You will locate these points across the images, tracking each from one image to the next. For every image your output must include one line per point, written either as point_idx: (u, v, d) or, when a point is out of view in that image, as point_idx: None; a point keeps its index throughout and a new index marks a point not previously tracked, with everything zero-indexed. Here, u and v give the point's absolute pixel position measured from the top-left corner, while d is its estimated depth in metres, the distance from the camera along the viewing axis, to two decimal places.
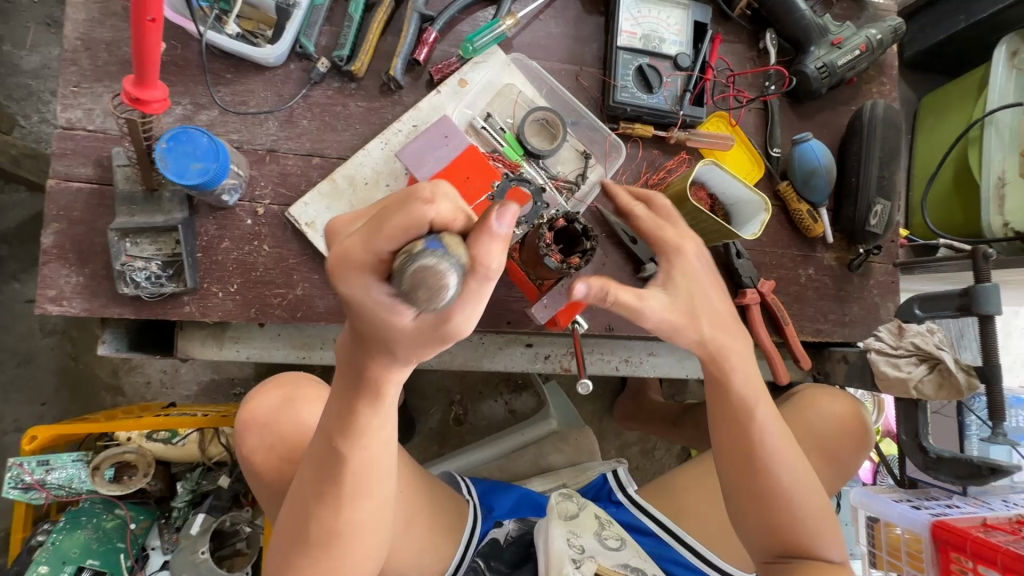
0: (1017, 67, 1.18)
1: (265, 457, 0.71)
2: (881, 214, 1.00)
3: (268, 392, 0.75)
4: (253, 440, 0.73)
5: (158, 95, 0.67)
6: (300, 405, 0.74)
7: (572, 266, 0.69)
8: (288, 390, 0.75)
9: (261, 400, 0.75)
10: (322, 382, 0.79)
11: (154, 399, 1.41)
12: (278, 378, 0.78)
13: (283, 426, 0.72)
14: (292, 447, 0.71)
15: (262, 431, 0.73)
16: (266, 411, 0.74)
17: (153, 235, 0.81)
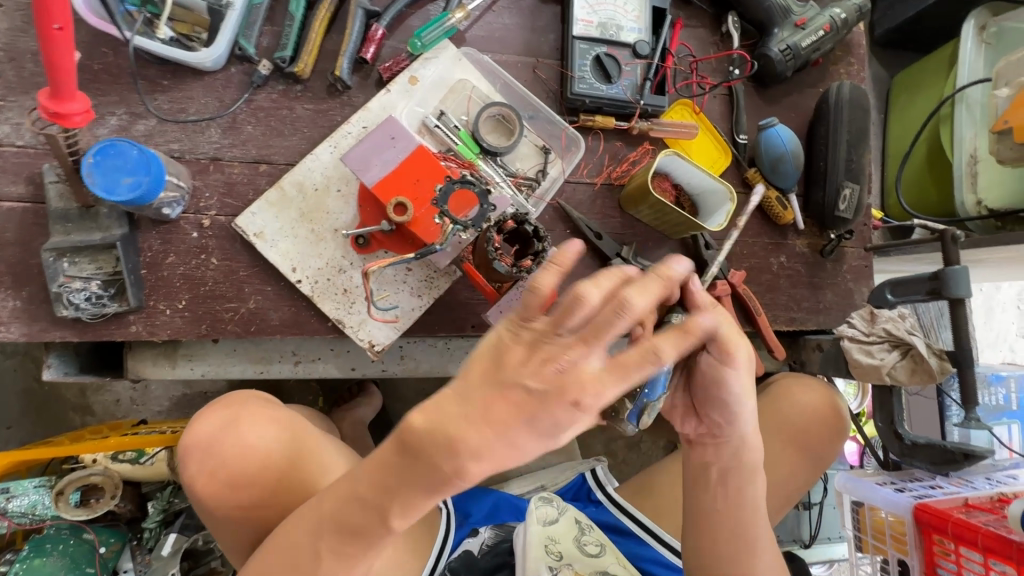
0: (986, 42, 1.16)
1: (207, 483, 0.71)
2: (850, 198, 0.98)
3: (212, 414, 0.74)
4: (193, 466, 0.71)
5: (78, 108, 0.63)
6: (243, 428, 0.73)
7: (522, 270, 0.67)
8: (233, 412, 0.75)
9: (203, 424, 0.73)
10: (268, 403, 0.78)
11: (125, 417, 1.37)
12: (224, 400, 0.77)
13: (224, 450, 0.71)
14: (238, 472, 0.71)
15: (202, 457, 0.71)
16: (207, 435, 0.72)
17: (92, 254, 0.77)
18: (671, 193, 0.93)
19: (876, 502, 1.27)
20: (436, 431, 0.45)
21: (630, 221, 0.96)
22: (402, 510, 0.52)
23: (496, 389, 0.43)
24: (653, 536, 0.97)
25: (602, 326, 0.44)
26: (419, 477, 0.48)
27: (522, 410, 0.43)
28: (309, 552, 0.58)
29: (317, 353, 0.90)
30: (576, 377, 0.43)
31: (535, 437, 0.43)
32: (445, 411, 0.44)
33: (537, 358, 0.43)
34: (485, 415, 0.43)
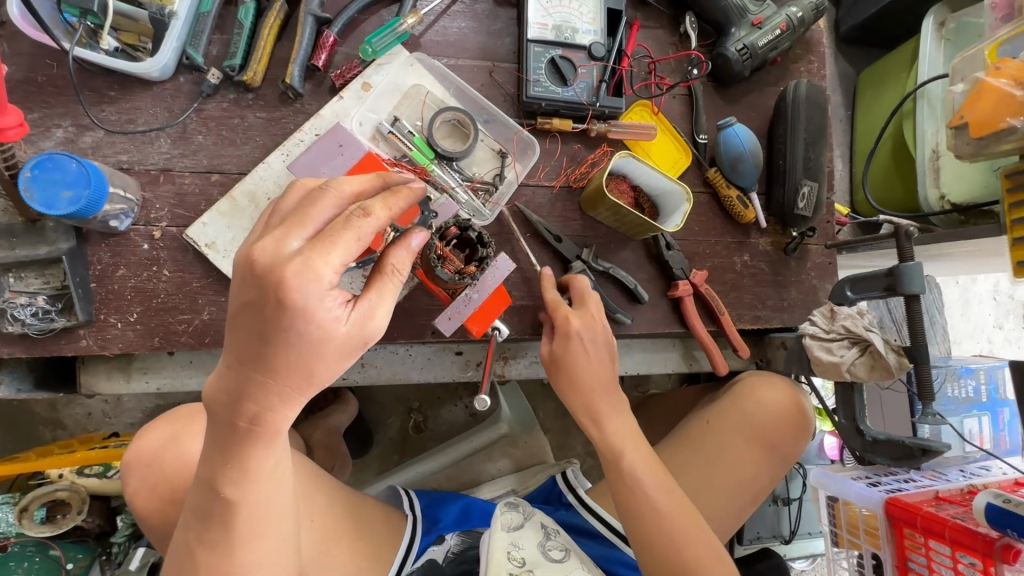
0: (945, 38, 1.17)
1: (148, 498, 0.72)
2: (809, 196, 0.98)
3: (156, 428, 0.75)
4: (135, 481, 0.73)
5: (11, 122, 0.62)
6: (185, 441, 0.73)
7: (468, 275, 0.66)
8: (176, 426, 0.75)
9: (146, 439, 0.74)
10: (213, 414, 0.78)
11: (96, 430, 1.35)
12: (171, 414, 0.78)
13: (167, 465, 0.72)
14: (176, 486, 0.71)
15: (143, 471, 0.73)
16: (150, 449, 0.73)
17: (39, 269, 0.76)
18: (630, 195, 0.93)
19: (849, 496, 1.26)
20: (226, 388, 0.51)
21: (590, 223, 0.96)
22: (235, 477, 0.54)
23: (237, 320, 0.49)
24: (623, 540, 0.97)
25: (300, 214, 0.50)
26: (232, 441, 0.53)
27: (257, 328, 0.48)
28: (185, 548, 0.56)
29: None
30: (273, 264, 0.47)
31: (288, 347, 0.49)
32: (221, 373, 0.51)
33: (241, 272, 0.49)
34: (242, 354, 0.50)
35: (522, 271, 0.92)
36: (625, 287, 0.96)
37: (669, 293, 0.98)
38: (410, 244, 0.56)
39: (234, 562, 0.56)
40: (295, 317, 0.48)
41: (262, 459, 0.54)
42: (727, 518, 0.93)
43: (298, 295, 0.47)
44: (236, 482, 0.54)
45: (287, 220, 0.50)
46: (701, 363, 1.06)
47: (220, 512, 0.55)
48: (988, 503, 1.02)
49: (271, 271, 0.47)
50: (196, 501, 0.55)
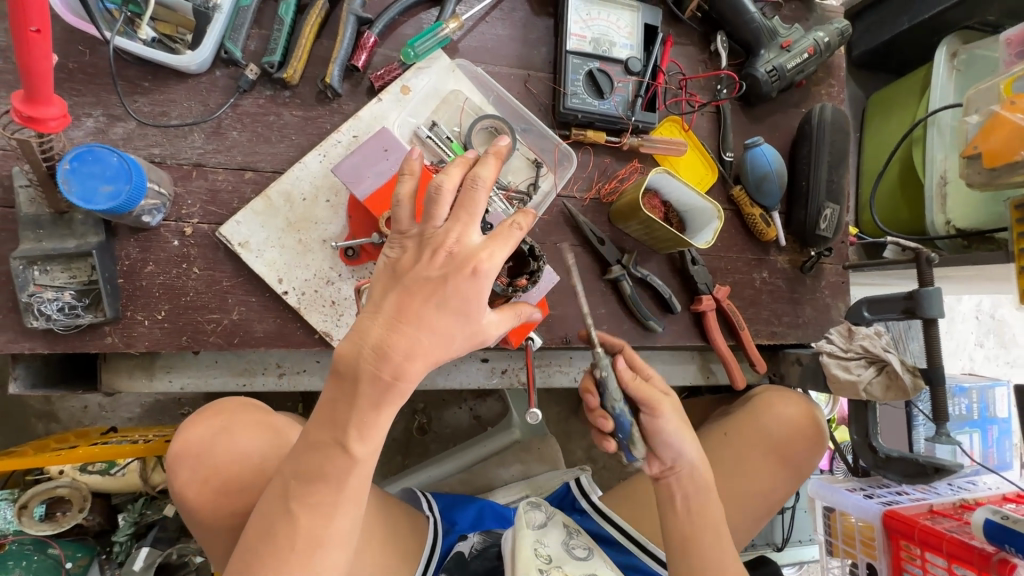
0: (956, 68, 1.21)
1: (199, 491, 0.71)
2: (830, 218, 1.01)
3: (202, 421, 0.75)
4: (185, 473, 0.72)
5: (54, 113, 0.60)
6: (237, 434, 0.74)
7: (518, 288, 0.66)
8: (225, 419, 0.76)
9: (194, 430, 0.74)
10: (261, 411, 0.79)
11: (92, 424, 1.31)
12: (217, 407, 0.78)
13: (216, 456, 0.72)
14: (228, 479, 0.71)
15: (193, 464, 0.72)
16: (200, 441, 0.73)
17: (65, 262, 0.73)
18: (660, 210, 0.94)
19: (845, 507, 1.31)
20: (371, 344, 0.54)
21: (619, 235, 0.98)
22: (359, 432, 0.56)
23: (410, 288, 0.54)
24: (641, 547, 0.97)
25: (469, 207, 0.55)
26: (363, 396, 0.55)
27: (432, 300, 0.53)
28: (285, 513, 0.57)
29: (302, 365, 0.88)
30: (463, 251, 0.54)
31: (450, 319, 0.54)
32: (373, 328, 0.54)
33: (428, 253, 0.54)
34: (399, 315, 0.54)
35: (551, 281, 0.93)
36: (659, 295, 0.98)
37: (692, 307, 0.99)
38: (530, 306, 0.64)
39: (331, 528, 0.57)
40: (473, 294, 0.54)
41: (382, 417, 0.56)
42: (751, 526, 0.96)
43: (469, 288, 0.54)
44: (362, 437, 0.56)
45: (456, 211, 0.55)
46: (717, 376, 1.09)
47: (333, 470, 0.56)
48: (987, 519, 1.06)
49: (462, 256, 0.54)
50: (305, 461, 0.56)
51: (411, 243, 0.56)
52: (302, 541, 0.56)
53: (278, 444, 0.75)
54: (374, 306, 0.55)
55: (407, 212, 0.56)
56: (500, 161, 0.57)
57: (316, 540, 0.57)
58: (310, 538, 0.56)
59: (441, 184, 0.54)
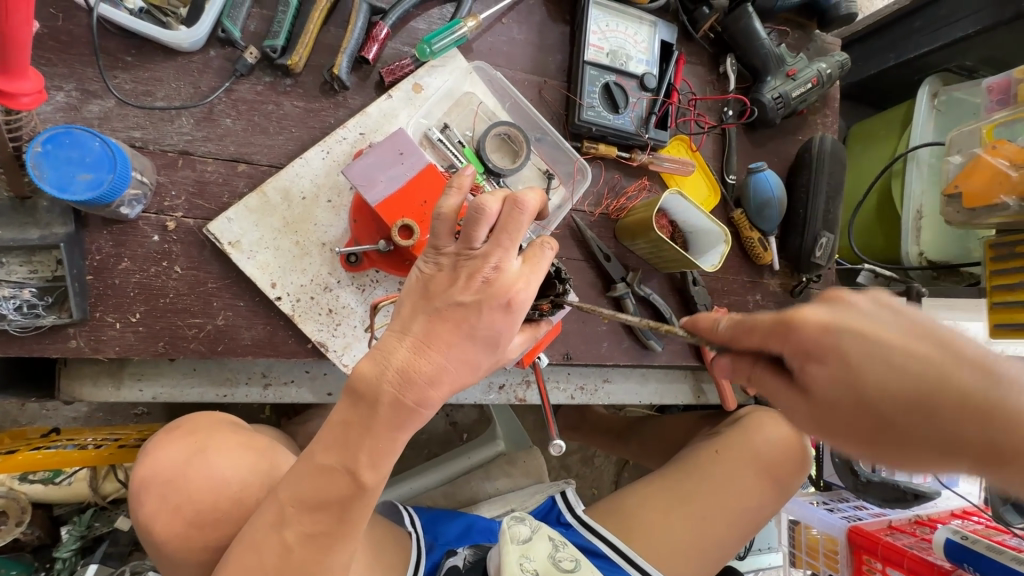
0: (936, 108, 1.28)
1: (169, 521, 0.64)
2: (825, 246, 1.03)
3: (174, 443, 0.68)
4: (153, 503, 0.64)
5: (28, 88, 0.52)
6: (212, 455, 0.67)
7: (542, 312, 0.62)
8: (200, 439, 0.69)
9: (164, 451, 0.67)
10: (237, 431, 0.73)
11: (31, 425, 1.18)
12: (188, 426, 0.71)
13: (190, 482, 0.65)
14: (201, 507, 0.64)
15: (161, 492, 0.64)
16: (168, 465, 0.66)
17: (25, 254, 0.65)
18: (667, 230, 0.93)
19: (811, 521, 1.36)
20: (396, 367, 0.49)
21: (624, 252, 0.96)
22: (372, 460, 0.51)
23: (440, 312, 0.50)
24: (628, 561, 0.95)
25: (510, 232, 0.51)
26: (381, 419, 0.50)
27: (462, 327, 0.50)
28: (277, 545, 0.52)
29: (289, 376, 0.81)
30: (500, 280, 0.50)
31: (482, 348, 0.51)
32: (400, 350, 0.50)
33: (465, 275, 0.50)
34: (431, 339, 0.50)
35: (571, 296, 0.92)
36: (659, 314, 0.98)
37: None
38: (549, 319, 0.64)
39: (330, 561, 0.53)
40: (504, 326, 0.51)
41: (399, 443, 0.52)
42: (735, 540, 1.03)
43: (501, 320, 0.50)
44: (373, 465, 0.51)
45: (497, 233, 0.51)
46: (707, 395, 1.10)
47: (339, 500, 0.51)
48: (948, 539, 1.12)
49: (499, 286, 0.50)
50: (310, 488, 0.51)
51: (448, 261, 0.52)
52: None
53: (258, 469, 0.68)
54: (402, 326, 0.51)
55: (447, 228, 0.52)
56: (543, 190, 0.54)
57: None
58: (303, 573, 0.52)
59: (485, 207, 0.50)
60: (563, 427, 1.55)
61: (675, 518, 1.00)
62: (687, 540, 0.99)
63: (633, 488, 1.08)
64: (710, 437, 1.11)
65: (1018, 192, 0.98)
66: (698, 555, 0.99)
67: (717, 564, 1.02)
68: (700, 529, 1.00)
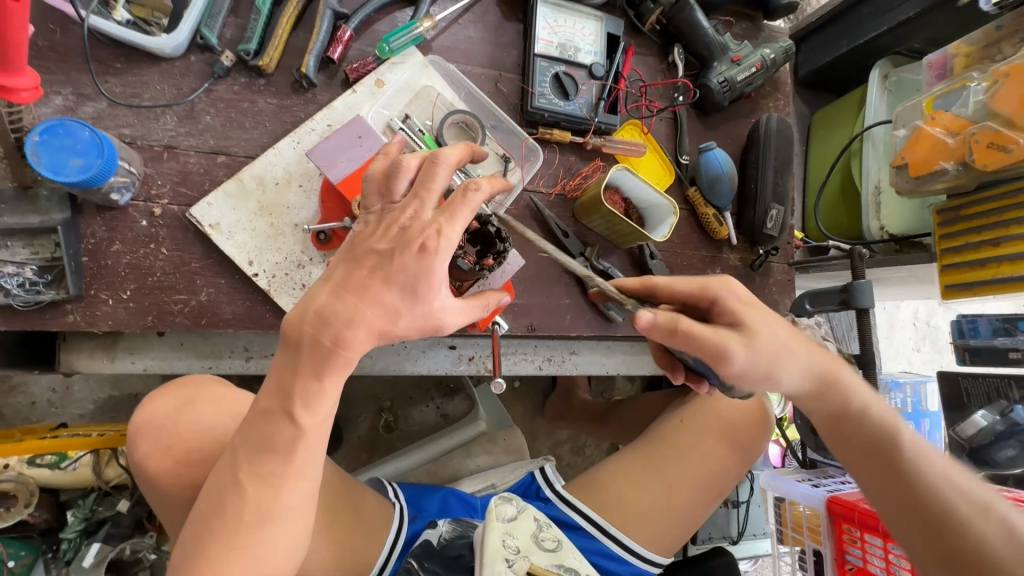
0: (888, 88, 1.34)
1: (160, 460, 0.71)
2: (776, 218, 1.09)
3: (165, 394, 0.75)
4: (147, 444, 0.71)
5: (26, 83, 0.61)
6: (198, 406, 0.74)
7: (485, 267, 0.72)
8: (188, 391, 0.75)
9: (158, 402, 0.74)
10: (223, 386, 0.79)
11: (40, 421, 1.26)
12: (180, 382, 0.77)
13: (180, 427, 0.72)
14: (188, 448, 0.71)
15: (154, 434, 0.72)
16: (162, 412, 0.73)
17: (27, 238, 0.73)
18: (621, 206, 1.00)
19: (795, 496, 1.38)
20: (316, 309, 0.58)
21: (582, 230, 1.03)
22: (306, 402, 0.58)
23: (360, 257, 0.59)
24: (602, 531, 1.01)
25: (425, 183, 0.60)
26: (305, 363, 0.58)
27: (377, 271, 0.58)
28: (241, 478, 0.58)
29: (270, 349, 0.88)
30: (415, 224, 0.59)
31: (407, 279, 0.58)
32: (319, 296, 0.58)
33: (384, 225, 0.60)
34: (347, 283, 0.58)
35: (533, 271, 0.98)
36: None
37: None
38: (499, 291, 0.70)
39: (281, 497, 0.59)
40: (418, 268, 0.57)
41: (326, 387, 0.59)
42: (703, 508, 1.06)
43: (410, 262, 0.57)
44: (306, 407, 0.58)
45: (416, 186, 0.60)
46: None
47: (282, 442, 0.58)
48: None
49: (413, 231, 0.58)
50: (258, 433, 0.58)
51: (374, 217, 0.62)
52: (250, 513, 0.58)
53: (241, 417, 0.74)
54: (327, 275, 0.60)
55: (375, 188, 0.63)
56: (461, 149, 0.63)
57: (271, 498, 0.59)
58: (258, 510, 0.58)
59: (403, 162, 0.61)
60: (551, 415, 1.59)
61: (643, 483, 1.04)
62: (654, 505, 1.03)
63: (605, 460, 1.12)
64: (680, 407, 1.15)
65: (955, 158, 1.03)
66: (665, 521, 1.03)
67: (684, 533, 1.06)
68: (668, 496, 1.04)
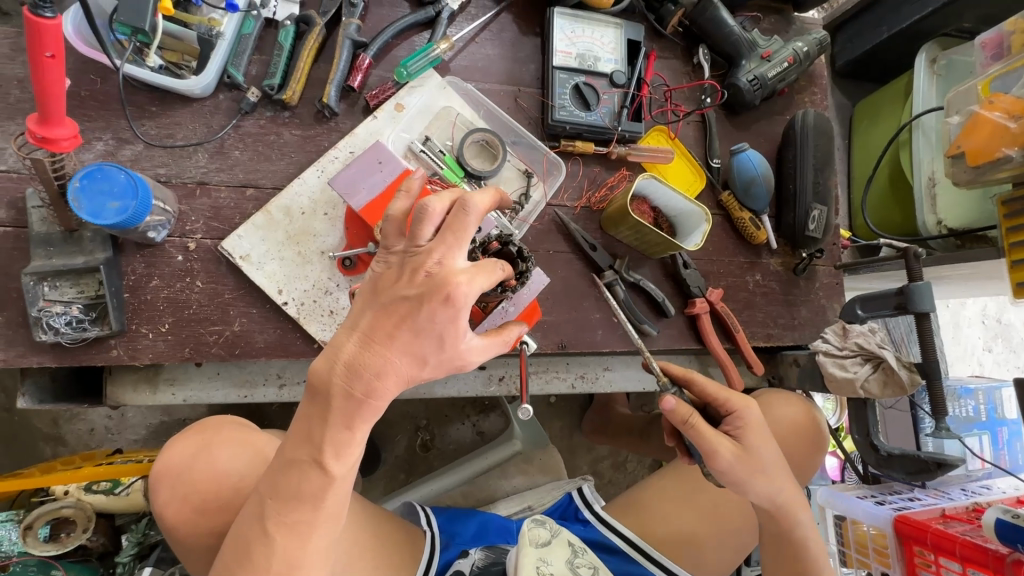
0: (937, 73, 1.25)
1: (179, 509, 0.73)
2: (819, 219, 1.03)
3: (181, 441, 0.77)
4: (165, 493, 0.74)
5: (65, 133, 0.64)
6: (215, 449, 0.76)
7: (510, 288, 0.70)
8: (205, 437, 0.77)
9: (176, 448, 0.76)
10: (241, 428, 0.81)
11: (98, 447, 1.32)
12: (197, 427, 0.79)
13: (197, 473, 0.74)
14: (206, 495, 0.73)
15: (173, 482, 0.74)
16: (180, 459, 0.75)
17: (74, 278, 0.76)
18: (650, 215, 0.96)
19: (856, 514, 1.28)
20: (344, 361, 0.58)
21: (610, 242, 1.00)
22: (336, 451, 0.58)
23: (387, 306, 0.58)
24: (644, 555, 0.96)
25: (451, 230, 0.58)
26: (335, 412, 0.58)
27: (405, 317, 0.58)
28: (268, 519, 0.59)
29: (302, 375, 0.90)
30: (441, 272, 0.58)
31: (445, 308, 0.57)
32: (347, 345, 0.58)
33: (408, 272, 0.59)
34: (374, 331, 0.58)
35: (562, 286, 0.96)
36: (652, 299, 1.00)
37: (686, 310, 1.01)
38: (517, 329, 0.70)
39: (308, 546, 0.60)
40: (446, 316, 0.57)
41: (356, 435, 0.59)
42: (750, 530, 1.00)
43: (439, 314, 0.57)
44: (338, 456, 0.59)
45: (442, 232, 0.59)
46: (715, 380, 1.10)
47: (310, 492, 0.59)
48: (998, 518, 1.03)
49: (440, 277, 0.57)
50: (284, 484, 0.59)
51: (395, 260, 0.61)
52: (279, 564, 0.59)
53: (256, 460, 0.76)
54: (351, 323, 0.60)
55: (395, 228, 0.62)
56: (490, 191, 0.61)
57: (305, 533, 0.59)
58: (287, 562, 0.59)
59: (428, 207, 0.57)
60: (589, 430, 1.55)
61: (679, 505, 1.00)
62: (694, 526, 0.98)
63: (647, 479, 1.07)
64: None
65: (1019, 143, 0.94)
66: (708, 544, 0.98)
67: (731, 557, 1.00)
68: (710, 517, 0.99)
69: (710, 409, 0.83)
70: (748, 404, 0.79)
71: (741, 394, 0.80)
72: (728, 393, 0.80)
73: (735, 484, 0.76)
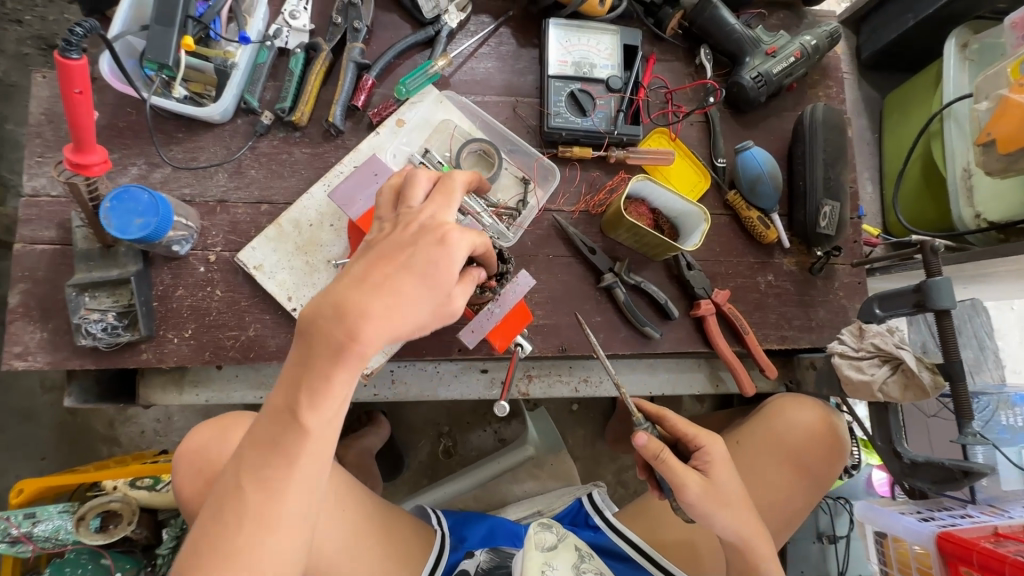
0: (969, 59, 1.17)
1: (194, 483, 0.80)
2: (831, 215, 0.99)
3: (203, 427, 0.83)
4: (183, 470, 0.80)
5: (96, 159, 0.72)
6: (230, 434, 0.82)
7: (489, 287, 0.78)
8: (222, 423, 0.84)
9: (196, 434, 0.82)
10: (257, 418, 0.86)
11: (148, 448, 1.43)
12: (217, 416, 0.85)
13: (212, 455, 0.80)
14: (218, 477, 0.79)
15: (190, 461, 0.80)
16: (199, 441, 0.82)
17: (110, 288, 0.84)
18: (648, 216, 0.96)
19: (898, 531, 1.19)
20: (332, 301, 0.55)
21: (611, 245, 1.00)
22: (313, 399, 0.54)
23: (380, 253, 0.59)
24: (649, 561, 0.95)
25: (442, 190, 0.65)
26: (320, 354, 0.54)
27: (399, 259, 0.58)
28: (242, 476, 0.55)
29: None
30: (434, 221, 0.61)
31: (439, 249, 0.58)
32: (336, 288, 0.56)
33: (403, 223, 0.61)
34: (367, 273, 0.57)
35: (562, 290, 0.97)
36: (655, 302, 0.98)
37: (691, 312, 0.99)
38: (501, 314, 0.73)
39: (279, 508, 0.54)
40: (441, 256, 0.58)
41: (337, 385, 0.55)
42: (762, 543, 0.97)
43: (434, 253, 0.58)
44: (315, 407, 0.55)
45: (433, 193, 0.64)
46: (727, 384, 1.07)
47: (285, 442, 0.54)
48: None
49: (434, 224, 0.61)
50: (263, 435, 0.55)
51: (388, 222, 0.64)
52: (248, 524, 0.53)
53: None
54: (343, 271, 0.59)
55: (388, 200, 0.67)
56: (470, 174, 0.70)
57: (277, 492, 0.54)
58: (259, 523, 0.53)
59: (417, 176, 0.66)
60: (611, 438, 1.53)
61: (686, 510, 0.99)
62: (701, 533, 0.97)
63: None
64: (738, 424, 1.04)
65: None
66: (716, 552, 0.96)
67: None
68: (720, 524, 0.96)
69: (681, 446, 0.83)
70: (715, 440, 0.79)
71: (710, 431, 0.81)
72: (697, 429, 0.80)
73: (702, 518, 0.75)
